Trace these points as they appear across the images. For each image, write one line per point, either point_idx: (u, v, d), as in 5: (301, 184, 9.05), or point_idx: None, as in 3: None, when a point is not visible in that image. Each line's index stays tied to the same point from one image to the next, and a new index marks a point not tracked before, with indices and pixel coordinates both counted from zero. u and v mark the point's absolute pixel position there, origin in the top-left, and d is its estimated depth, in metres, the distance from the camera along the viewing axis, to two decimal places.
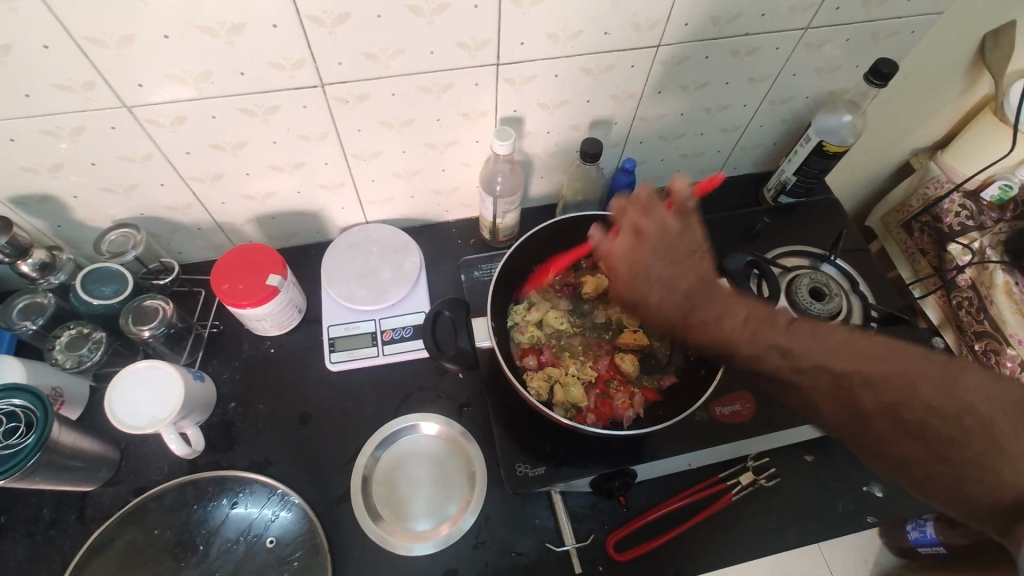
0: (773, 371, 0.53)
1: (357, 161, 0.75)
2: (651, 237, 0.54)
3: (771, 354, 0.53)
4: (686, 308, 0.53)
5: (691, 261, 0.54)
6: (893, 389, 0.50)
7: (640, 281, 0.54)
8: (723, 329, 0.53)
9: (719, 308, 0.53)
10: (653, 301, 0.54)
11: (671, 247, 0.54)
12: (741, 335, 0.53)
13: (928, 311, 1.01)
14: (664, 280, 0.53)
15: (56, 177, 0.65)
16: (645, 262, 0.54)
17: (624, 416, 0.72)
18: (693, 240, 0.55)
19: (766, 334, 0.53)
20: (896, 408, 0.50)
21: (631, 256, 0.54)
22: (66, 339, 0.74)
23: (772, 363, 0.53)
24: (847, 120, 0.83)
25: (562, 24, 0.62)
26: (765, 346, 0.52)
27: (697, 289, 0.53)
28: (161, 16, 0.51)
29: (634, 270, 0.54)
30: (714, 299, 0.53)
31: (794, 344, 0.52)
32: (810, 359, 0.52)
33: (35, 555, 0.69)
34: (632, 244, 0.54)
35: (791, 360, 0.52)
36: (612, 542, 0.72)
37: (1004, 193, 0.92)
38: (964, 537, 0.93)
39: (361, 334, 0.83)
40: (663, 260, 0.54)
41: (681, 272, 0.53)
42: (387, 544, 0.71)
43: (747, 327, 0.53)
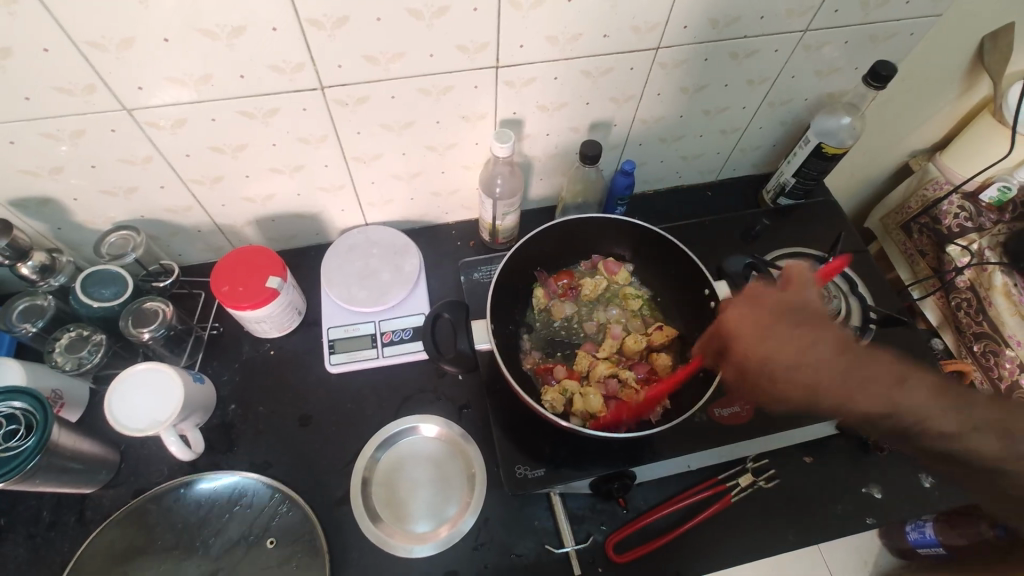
0: (974, 456, 0.54)
1: (357, 163, 0.75)
2: (773, 309, 0.58)
3: (968, 433, 0.54)
4: (844, 385, 0.54)
5: (835, 338, 0.55)
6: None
7: (780, 360, 0.56)
8: (906, 409, 0.54)
9: (890, 384, 0.55)
10: (805, 379, 0.55)
11: (809, 326, 0.56)
12: (930, 413, 0.54)
13: (925, 313, 1.02)
14: (813, 361, 0.55)
15: (56, 180, 0.65)
16: (769, 335, 0.57)
17: (654, 415, 0.73)
18: (824, 314, 0.57)
19: (955, 410, 0.54)
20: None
21: (744, 325, 0.59)
22: (66, 341, 0.74)
23: (970, 442, 0.54)
24: (845, 122, 0.83)
25: (561, 27, 0.62)
26: (959, 426, 0.54)
27: (853, 365, 0.55)
28: (160, 19, 0.51)
29: (771, 350, 0.56)
30: (874, 374, 0.55)
31: (982, 421, 0.54)
32: (1005, 434, 0.54)
33: (34, 557, 0.69)
34: (761, 323, 0.58)
35: (988, 438, 0.53)
36: (612, 543, 0.72)
37: (1002, 194, 0.92)
38: (962, 537, 0.97)
39: (361, 336, 0.83)
40: (801, 340, 0.55)
41: (826, 350, 0.55)
42: (386, 545, 0.71)
43: (935, 405, 0.54)
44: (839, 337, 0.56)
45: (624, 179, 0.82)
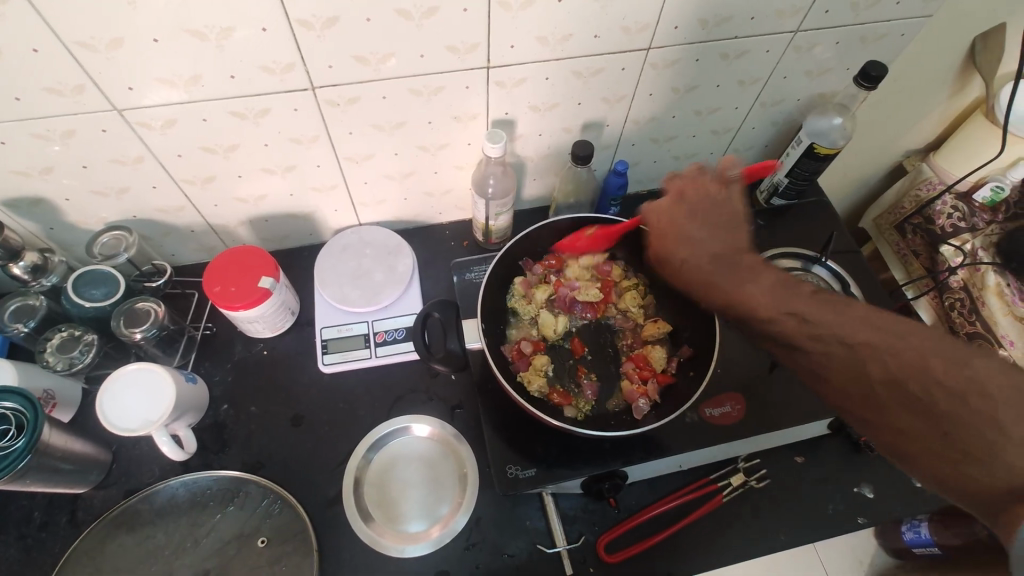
0: (784, 337, 0.55)
1: (348, 163, 0.75)
2: (695, 205, 0.60)
3: (788, 319, 0.54)
4: (712, 267, 0.57)
5: (726, 227, 0.58)
6: (875, 351, 0.50)
7: (672, 240, 0.59)
8: (742, 291, 0.56)
9: (742, 271, 0.57)
10: (681, 256, 0.59)
11: (711, 212, 0.59)
12: (761, 299, 0.55)
13: (920, 313, 1.01)
14: (697, 240, 0.58)
15: (47, 180, 0.65)
16: (683, 224, 0.59)
17: (642, 412, 0.73)
18: (734, 209, 0.59)
19: (787, 300, 0.55)
20: (859, 363, 0.51)
21: (665, 213, 0.61)
22: (57, 341, 0.74)
23: (784, 326, 0.54)
24: (837, 122, 0.83)
25: (552, 28, 0.63)
26: (781, 310, 0.54)
27: (727, 252, 0.57)
28: (150, 20, 0.51)
29: (670, 229, 0.60)
30: (736, 262, 0.57)
31: (808, 310, 0.54)
32: (822, 323, 0.53)
33: (26, 558, 0.69)
34: (671, 206, 0.60)
35: (805, 325, 0.53)
36: (603, 544, 0.72)
37: (996, 194, 0.92)
38: (956, 538, 0.95)
39: (354, 336, 0.83)
40: (700, 224, 0.59)
41: (712, 236, 0.58)
42: (377, 545, 0.71)
43: (769, 292, 0.55)
44: (732, 229, 0.58)
45: (616, 179, 0.82)
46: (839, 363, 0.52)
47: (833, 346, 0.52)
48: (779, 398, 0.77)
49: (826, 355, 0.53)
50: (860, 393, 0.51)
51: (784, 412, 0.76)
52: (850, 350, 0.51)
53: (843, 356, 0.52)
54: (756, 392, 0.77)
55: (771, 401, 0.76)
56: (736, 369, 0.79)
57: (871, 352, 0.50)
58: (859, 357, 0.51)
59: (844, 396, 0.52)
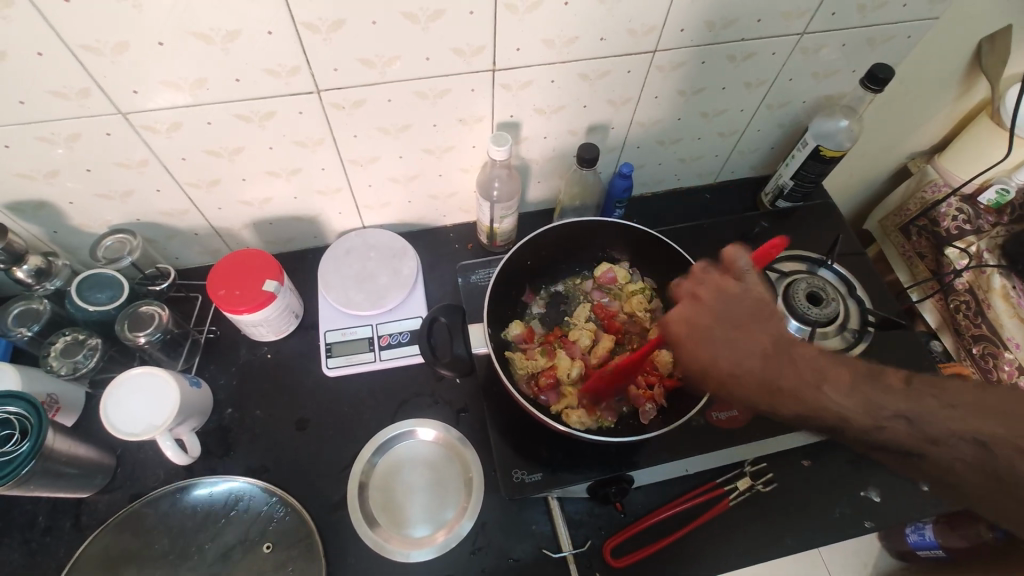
0: (904, 445, 0.52)
1: (353, 166, 0.74)
2: (713, 304, 0.61)
3: (896, 422, 0.52)
4: (767, 373, 0.56)
5: (757, 322, 0.59)
6: (1009, 445, 0.49)
7: (707, 348, 0.59)
8: (822, 397, 0.54)
9: (807, 372, 0.55)
10: (725, 366, 0.58)
11: (738, 310, 0.60)
12: (849, 404, 0.53)
13: (924, 314, 1.02)
14: (735, 346, 0.58)
15: (51, 183, 0.65)
16: (710, 329, 0.60)
17: (648, 417, 0.74)
18: (755, 298, 0.60)
19: (876, 398, 0.53)
20: (987, 459, 0.50)
21: (689, 317, 0.61)
22: (61, 345, 0.73)
23: (898, 431, 0.52)
24: (842, 124, 0.82)
25: (558, 30, 0.62)
26: (883, 415, 0.52)
27: (774, 352, 0.57)
28: (155, 24, 0.51)
29: (699, 336, 0.60)
30: (793, 362, 0.56)
31: (914, 409, 0.52)
32: (936, 423, 0.51)
33: (30, 562, 0.69)
34: (695, 312, 0.61)
35: (916, 425, 0.52)
36: (609, 548, 0.72)
37: (1001, 197, 0.91)
38: (963, 540, 0.97)
39: (358, 339, 0.82)
40: (729, 326, 0.59)
41: (748, 337, 0.58)
42: (383, 550, 0.71)
43: (850, 392, 0.54)
44: (762, 323, 0.59)
45: (621, 182, 0.82)
46: (975, 465, 0.50)
47: (963, 448, 0.50)
48: None
49: (958, 457, 0.50)
50: (1008, 493, 0.49)
51: None
52: (984, 448, 0.50)
53: (977, 456, 0.50)
54: None
55: None
56: None
57: (1006, 447, 0.49)
58: (998, 456, 0.49)
59: (991, 498, 0.50)
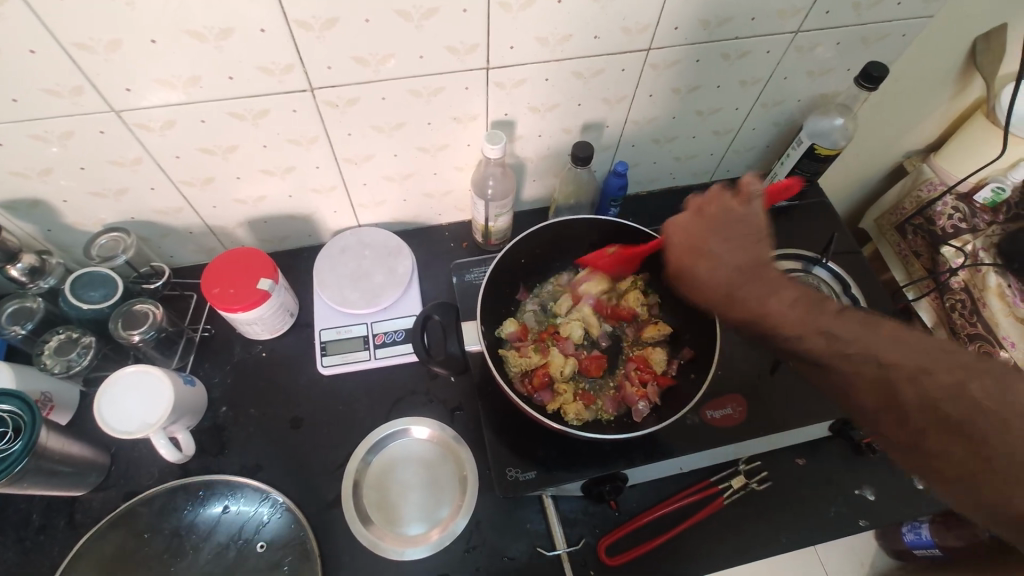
0: (818, 356, 0.53)
1: (348, 164, 0.74)
2: (714, 220, 0.54)
3: (819, 339, 0.53)
4: (737, 289, 0.53)
5: (750, 243, 0.53)
6: (912, 374, 0.51)
7: (690, 259, 0.55)
8: (770, 309, 0.53)
9: (768, 287, 0.54)
10: (702, 272, 0.54)
11: (735, 230, 0.53)
12: (789, 319, 0.53)
13: (922, 313, 1.01)
14: (721, 258, 0.53)
15: (45, 181, 0.65)
16: (701, 242, 0.54)
17: (642, 415, 0.73)
18: (759, 223, 0.53)
19: (815, 318, 0.54)
20: (889, 382, 0.51)
21: (682, 229, 0.56)
22: (55, 343, 0.74)
23: (816, 345, 0.53)
24: (838, 123, 0.83)
25: (551, 28, 0.62)
26: (813, 328, 0.53)
27: (754, 273, 0.53)
28: (148, 21, 0.51)
29: (687, 243, 0.55)
30: (761, 278, 0.53)
31: (840, 328, 0.53)
32: (854, 344, 0.53)
33: (24, 560, 0.69)
34: (691, 221, 0.55)
35: (834, 343, 0.53)
36: (603, 547, 0.72)
37: (996, 195, 0.92)
38: (959, 540, 0.96)
39: (353, 338, 0.82)
40: (722, 240, 0.53)
41: (738, 253, 0.53)
42: (377, 549, 0.71)
43: (796, 312, 0.54)
44: (756, 245, 0.53)
45: (616, 180, 0.82)
46: (874, 385, 0.52)
47: (868, 368, 0.52)
48: (780, 401, 0.76)
49: (860, 375, 0.52)
50: (895, 415, 0.51)
51: (785, 413, 0.76)
52: (884, 370, 0.52)
53: (876, 377, 0.52)
54: (757, 395, 0.77)
55: (772, 403, 0.76)
56: (736, 371, 0.78)
57: (906, 374, 0.51)
58: (896, 380, 0.51)
59: (874, 416, 0.52)
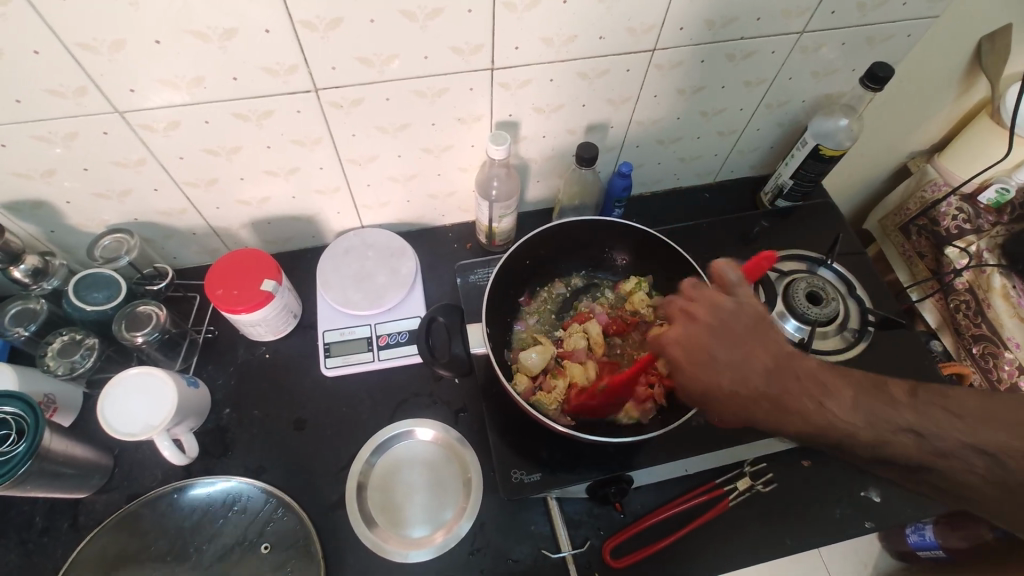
0: (912, 459, 0.49)
1: (352, 165, 0.74)
2: (709, 321, 0.54)
3: (903, 436, 0.49)
4: (773, 392, 0.51)
5: (755, 339, 0.53)
6: (1022, 456, 0.45)
7: (705, 370, 0.54)
8: (825, 413, 0.50)
9: (808, 387, 0.51)
10: (724, 383, 0.53)
11: (736, 327, 0.54)
12: (855, 420, 0.49)
13: (924, 314, 1.02)
14: (734, 361, 0.53)
15: (48, 182, 0.64)
16: (707, 349, 0.54)
17: (650, 415, 0.72)
18: (752, 312, 0.55)
19: (885, 413, 0.49)
20: (1003, 471, 0.46)
21: (684, 336, 0.55)
22: (58, 346, 0.73)
23: (905, 444, 0.49)
24: (842, 124, 0.83)
25: (557, 28, 0.62)
26: (891, 428, 0.49)
27: (779, 370, 0.52)
28: (153, 20, 0.51)
29: (693, 354, 0.54)
30: (795, 378, 0.51)
31: (921, 421, 0.48)
32: (944, 436, 0.48)
33: (26, 563, 0.68)
34: (691, 331, 0.55)
35: (925, 440, 0.48)
36: (609, 549, 0.72)
37: (1000, 196, 0.91)
38: (965, 541, 0.97)
39: (356, 339, 0.82)
40: (725, 343, 0.53)
41: (747, 355, 0.53)
42: (381, 551, 0.70)
43: (858, 407, 0.50)
44: (760, 340, 0.53)
45: (620, 181, 0.82)
46: (987, 476, 0.47)
47: (974, 461, 0.47)
48: None
49: (967, 470, 0.47)
50: (1018, 502, 0.46)
51: None
52: (993, 461, 0.46)
53: (982, 466, 0.47)
54: None
55: None
56: None
57: (1017, 457, 0.45)
58: (1007, 466, 0.46)
59: (999, 506, 0.48)
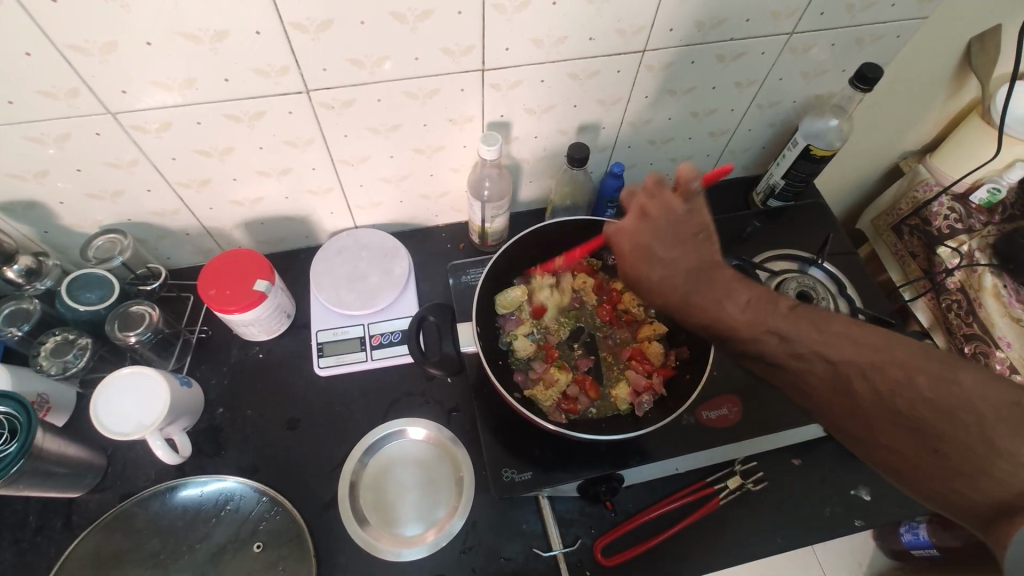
0: (771, 358, 0.50)
1: (344, 166, 0.75)
2: (655, 220, 0.52)
3: (769, 338, 0.49)
4: (685, 291, 0.51)
5: (694, 244, 0.52)
6: (863, 373, 0.47)
7: (637, 261, 0.53)
8: (721, 313, 0.50)
9: (718, 290, 0.51)
10: (652, 280, 0.52)
11: (677, 228, 0.52)
12: (738, 320, 0.50)
13: (917, 313, 1.01)
14: (665, 261, 0.52)
15: (41, 183, 0.65)
16: (643, 241, 0.53)
17: (643, 411, 0.73)
18: (700, 220, 0.52)
19: (767, 318, 0.49)
20: (843, 383, 0.48)
21: (629, 231, 0.54)
22: (51, 345, 0.73)
23: (769, 346, 0.50)
24: (833, 124, 0.83)
25: (546, 30, 0.62)
26: (763, 331, 0.49)
27: (698, 271, 0.51)
28: (144, 22, 0.51)
29: (634, 250, 0.53)
30: (709, 280, 0.51)
31: (792, 329, 0.49)
32: (806, 342, 0.49)
33: (20, 562, 0.69)
34: (632, 223, 0.53)
35: (787, 344, 0.49)
36: (599, 547, 0.72)
37: (992, 196, 0.92)
38: (957, 540, 0.97)
39: (350, 339, 0.83)
40: (664, 241, 0.52)
41: (681, 255, 0.52)
42: (373, 549, 0.71)
43: (748, 310, 0.50)
44: (699, 247, 0.52)
45: (612, 182, 0.82)
46: (831, 387, 0.49)
47: (821, 368, 0.49)
48: (776, 401, 0.76)
49: (816, 377, 0.49)
50: (849, 413, 0.49)
51: (780, 414, 0.76)
52: (838, 372, 0.48)
53: (829, 376, 0.48)
54: (753, 396, 0.77)
55: (768, 403, 0.76)
56: (733, 372, 0.78)
57: (857, 374, 0.47)
58: (847, 378, 0.48)
59: (833, 414, 0.50)
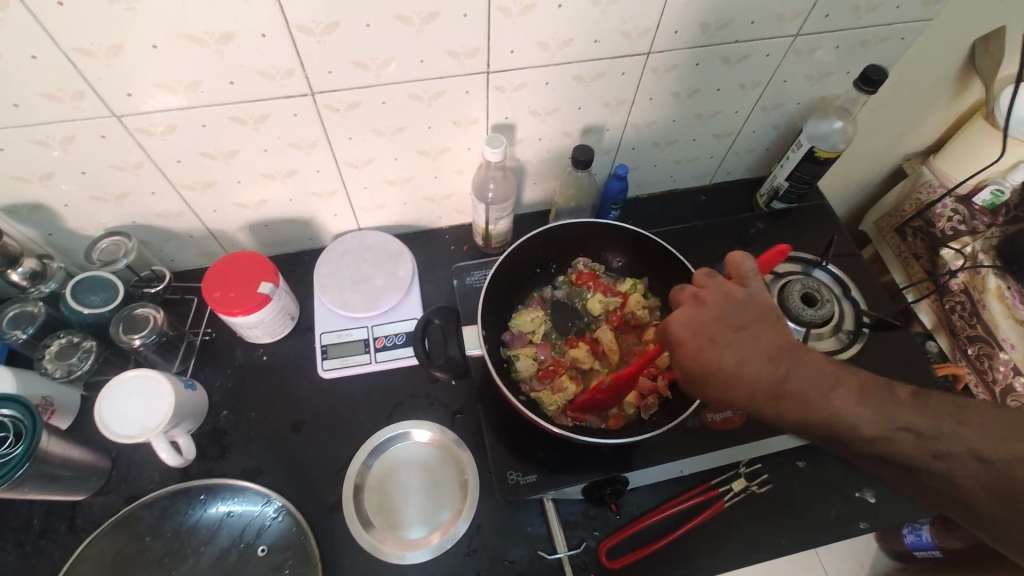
0: (905, 459, 0.48)
1: (348, 169, 0.75)
2: (714, 304, 0.56)
3: (900, 434, 0.48)
4: (773, 378, 0.52)
5: (762, 325, 0.54)
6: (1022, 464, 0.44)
7: (705, 347, 0.55)
8: (829, 405, 0.50)
9: (818, 379, 0.51)
10: (726, 368, 0.53)
11: (743, 313, 0.55)
12: (849, 411, 0.49)
13: (920, 314, 1.03)
14: (737, 347, 0.53)
15: (46, 185, 0.65)
16: (708, 327, 0.55)
17: (649, 412, 0.73)
18: (762, 303, 0.55)
19: (890, 411, 0.49)
20: (1004, 483, 0.44)
21: (689, 318, 0.57)
22: (56, 347, 0.73)
23: (902, 443, 0.48)
24: (837, 126, 0.83)
25: (552, 32, 0.62)
26: (892, 426, 0.48)
27: (782, 356, 0.52)
28: (150, 25, 0.51)
29: (699, 337, 0.55)
30: (801, 366, 0.52)
31: (921, 421, 0.48)
32: (942, 436, 0.47)
33: (24, 565, 0.69)
34: (694, 312, 0.57)
35: (923, 440, 0.47)
36: (604, 550, 0.72)
37: (995, 197, 0.91)
38: (959, 541, 0.98)
39: (354, 341, 0.83)
40: (729, 327, 0.54)
41: (755, 339, 0.53)
42: (378, 553, 0.71)
43: (861, 403, 0.49)
44: (770, 328, 0.54)
45: (615, 183, 0.82)
46: (986, 487, 0.45)
47: (971, 467, 0.45)
48: None
49: (965, 475, 0.46)
50: (1017, 518, 0.44)
51: None
52: (991, 468, 0.45)
53: (982, 475, 0.45)
54: None
55: None
56: None
57: (1015, 466, 0.44)
58: (1004, 471, 0.44)
59: (994, 522, 0.45)
